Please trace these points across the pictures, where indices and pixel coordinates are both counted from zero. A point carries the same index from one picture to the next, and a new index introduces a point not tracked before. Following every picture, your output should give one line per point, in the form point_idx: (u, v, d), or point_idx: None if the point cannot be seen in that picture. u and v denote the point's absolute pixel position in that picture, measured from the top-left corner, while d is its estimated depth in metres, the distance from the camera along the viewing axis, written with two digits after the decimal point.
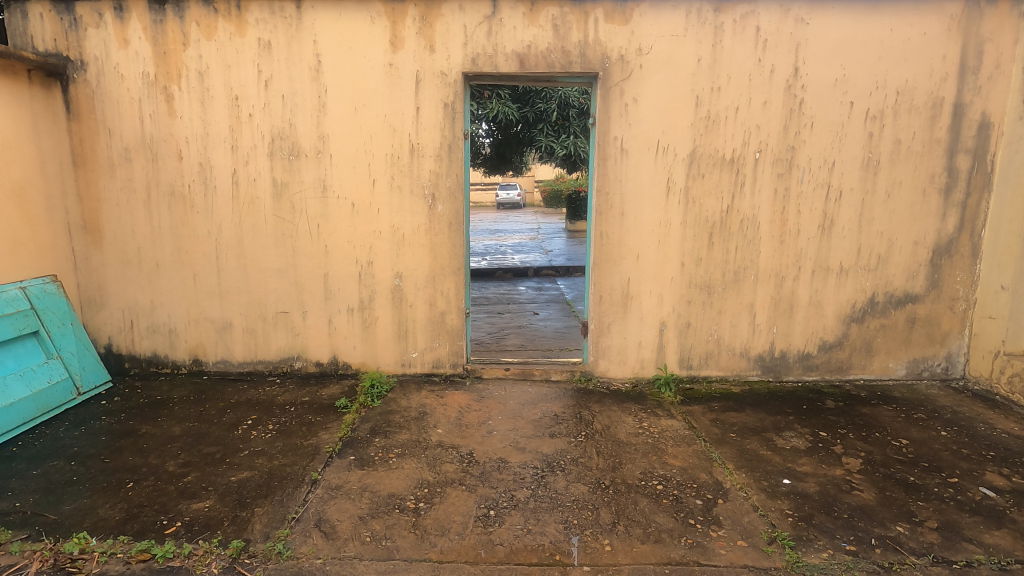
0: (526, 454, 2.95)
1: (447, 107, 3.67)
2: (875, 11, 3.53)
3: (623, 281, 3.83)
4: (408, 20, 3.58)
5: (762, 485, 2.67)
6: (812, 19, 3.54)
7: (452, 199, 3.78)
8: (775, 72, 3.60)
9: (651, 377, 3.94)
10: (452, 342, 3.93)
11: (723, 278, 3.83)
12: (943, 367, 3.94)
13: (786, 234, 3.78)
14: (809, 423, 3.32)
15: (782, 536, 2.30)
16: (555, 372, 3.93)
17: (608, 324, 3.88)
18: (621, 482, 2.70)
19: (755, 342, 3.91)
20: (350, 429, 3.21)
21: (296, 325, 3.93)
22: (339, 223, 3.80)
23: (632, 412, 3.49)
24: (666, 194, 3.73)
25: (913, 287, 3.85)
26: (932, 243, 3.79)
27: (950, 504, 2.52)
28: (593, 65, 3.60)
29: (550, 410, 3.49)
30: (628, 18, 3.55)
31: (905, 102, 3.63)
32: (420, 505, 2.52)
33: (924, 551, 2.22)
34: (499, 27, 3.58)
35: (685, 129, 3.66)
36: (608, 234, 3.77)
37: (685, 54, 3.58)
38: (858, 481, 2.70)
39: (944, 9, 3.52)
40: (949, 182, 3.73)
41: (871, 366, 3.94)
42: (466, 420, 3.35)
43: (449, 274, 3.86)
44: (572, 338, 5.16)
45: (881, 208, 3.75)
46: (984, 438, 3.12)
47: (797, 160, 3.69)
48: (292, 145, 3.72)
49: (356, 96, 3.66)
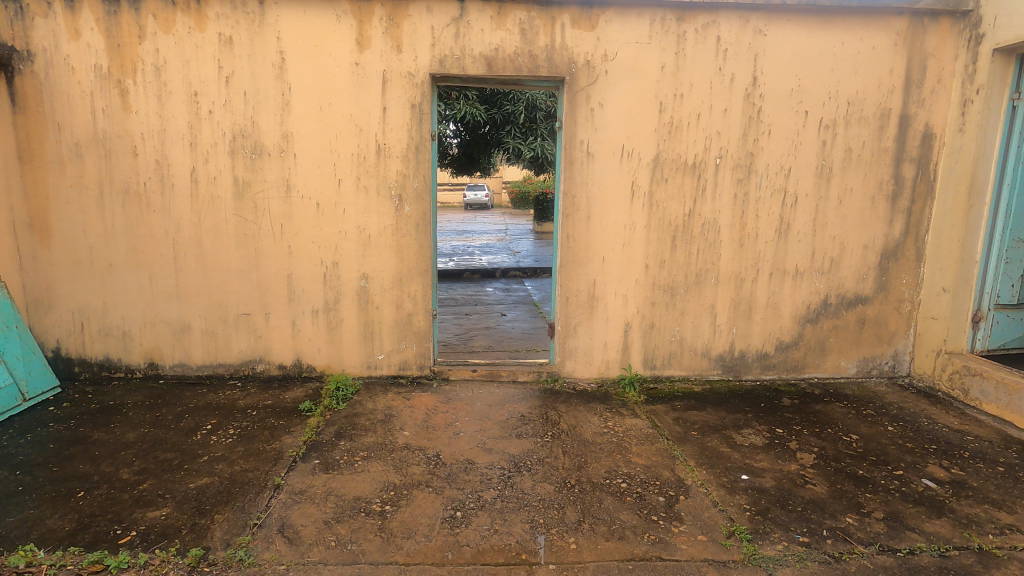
0: (493, 455, 2.97)
1: (414, 108, 3.66)
2: (828, 25, 3.69)
3: (589, 282, 3.89)
4: (374, 19, 3.55)
5: (722, 481, 2.75)
6: (769, 31, 3.67)
7: (419, 200, 3.76)
8: (735, 81, 3.72)
9: (616, 377, 4.01)
10: (420, 343, 3.92)
11: (685, 279, 3.93)
12: (890, 365, 4.13)
13: (745, 238, 3.91)
14: (766, 420, 3.44)
15: (740, 530, 2.38)
16: (522, 373, 3.96)
17: (575, 325, 3.93)
18: (587, 480, 2.74)
19: (716, 343, 4.03)
20: (314, 432, 3.17)
21: (258, 328, 3.84)
22: (304, 224, 3.74)
23: (597, 412, 3.55)
24: (630, 198, 3.81)
25: (863, 289, 4.03)
26: (880, 247, 3.98)
27: (896, 495, 2.66)
28: (559, 69, 3.65)
29: (517, 410, 3.51)
30: (594, 25, 3.61)
31: (855, 112, 3.80)
32: (386, 508, 2.50)
33: (871, 541, 2.33)
34: (467, 29, 3.59)
35: (649, 135, 3.74)
36: (575, 236, 3.82)
37: (649, 61, 3.66)
38: (811, 476, 2.81)
39: (891, 25, 3.71)
40: (895, 189, 3.92)
41: (825, 364, 4.11)
42: (433, 422, 3.34)
43: (417, 275, 3.84)
44: (539, 339, 5.20)
45: (834, 214, 3.92)
46: (927, 432, 3.30)
47: (755, 166, 3.82)
48: (254, 143, 3.64)
49: (322, 95, 3.61)
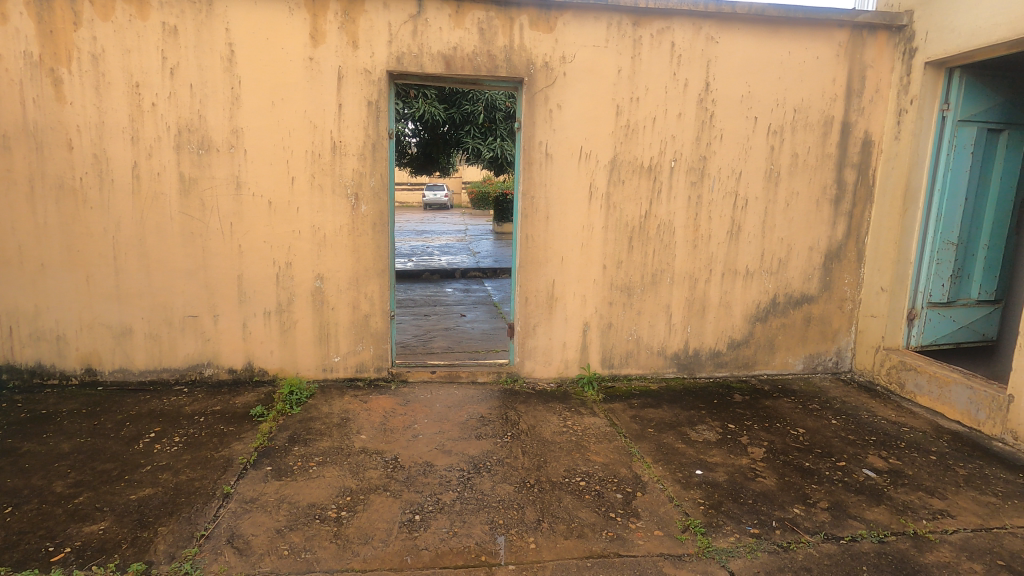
0: (452, 457, 2.94)
1: (371, 106, 3.59)
2: (776, 35, 3.83)
3: (548, 283, 3.91)
4: (329, 14, 3.47)
5: (677, 477, 2.82)
6: (721, 38, 3.78)
7: (376, 199, 3.69)
8: (688, 86, 3.81)
9: (575, 377, 4.05)
10: (377, 345, 3.85)
11: (641, 279, 4.01)
12: (834, 362, 4.33)
13: (699, 239, 4.01)
14: (719, 416, 3.55)
15: (695, 523, 2.44)
16: (481, 374, 3.95)
17: (534, 325, 3.95)
18: (546, 480, 2.75)
19: (671, 341, 4.12)
20: (266, 438, 3.06)
21: (206, 331, 3.69)
22: (255, 223, 3.62)
23: (556, 411, 3.57)
24: (588, 199, 3.85)
25: (809, 288, 4.20)
26: (824, 249, 4.16)
27: (839, 485, 2.78)
28: (518, 70, 3.66)
29: (476, 411, 3.50)
30: (552, 26, 3.64)
31: (801, 119, 3.96)
32: (342, 514, 2.44)
33: (817, 530, 2.43)
34: (424, 27, 3.55)
35: (606, 137, 3.80)
36: (534, 237, 3.84)
37: (606, 65, 3.71)
38: (761, 469, 2.91)
39: (834, 37, 3.89)
40: (838, 193, 4.11)
41: (773, 361, 4.27)
42: (391, 424, 3.28)
43: (374, 276, 3.78)
44: (499, 340, 5.20)
45: (781, 217, 4.07)
46: (867, 425, 3.47)
47: (708, 170, 3.93)
48: (201, 138, 3.50)
49: (274, 90, 3.50)
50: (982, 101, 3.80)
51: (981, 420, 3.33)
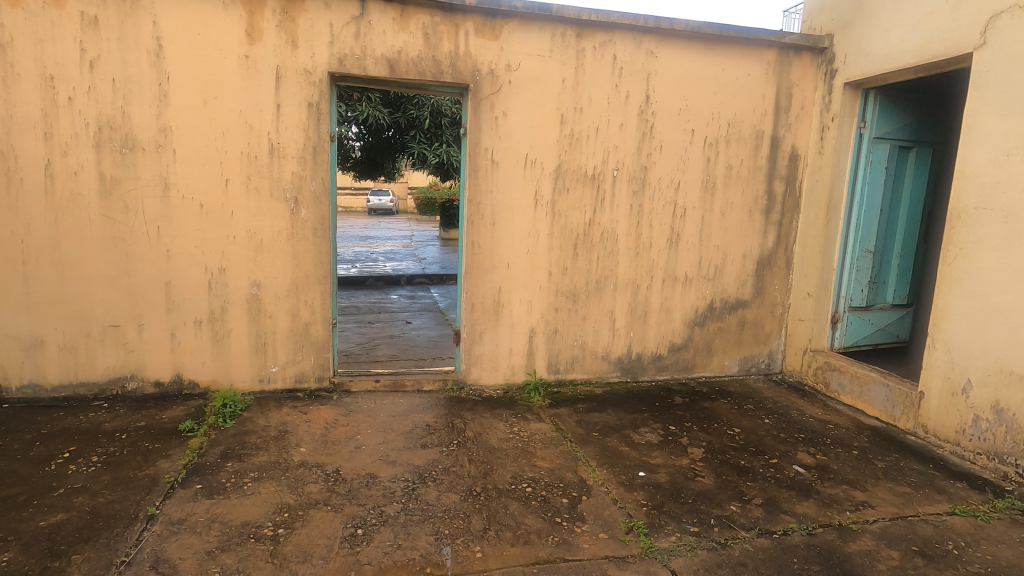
0: (396, 467, 2.88)
1: (311, 107, 3.49)
2: (711, 52, 4.01)
3: (494, 289, 3.91)
4: (267, 11, 3.35)
5: (621, 479, 2.87)
6: (660, 53, 3.92)
7: (317, 203, 3.58)
8: (630, 98, 3.93)
9: (521, 383, 4.06)
10: (318, 354, 3.72)
11: (586, 286, 4.07)
12: (766, 363, 4.55)
13: (640, 247, 4.13)
14: (661, 418, 3.64)
15: (638, 525, 2.49)
16: (427, 383, 3.90)
17: (480, 332, 3.94)
18: (492, 487, 2.74)
19: (615, 346, 4.21)
20: (196, 454, 2.89)
21: (129, 341, 3.46)
22: (185, 227, 3.43)
23: (503, 417, 3.57)
24: (534, 206, 3.88)
25: (743, 294, 4.40)
26: (757, 256, 4.37)
27: (772, 482, 2.91)
28: (463, 76, 3.65)
29: (422, 420, 3.44)
30: (497, 34, 3.66)
31: (734, 133, 4.16)
32: (279, 532, 2.34)
33: (752, 525, 2.53)
34: (368, 29, 3.49)
35: (550, 145, 3.85)
36: (480, 243, 3.83)
37: (551, 74, 3.77)
38: (701, 469, 3.01)
39: (763, 56, 4.11)
40: (769, 203, 4.33)
41: (711, 364, 4.44)
42: (332, 436, 3.18)
43: (314, 282, 3.65)
44: (445, 347, 5.15)
45: (717, 225, 4.25)
46: (797, 423, 3.65)
47: (649, 179, 4.06)
48: (124, 136, 3.29)
49: (206, 88, 3.34)
50: (894, 119, 4.11)
51: (897, 415, 3.58)
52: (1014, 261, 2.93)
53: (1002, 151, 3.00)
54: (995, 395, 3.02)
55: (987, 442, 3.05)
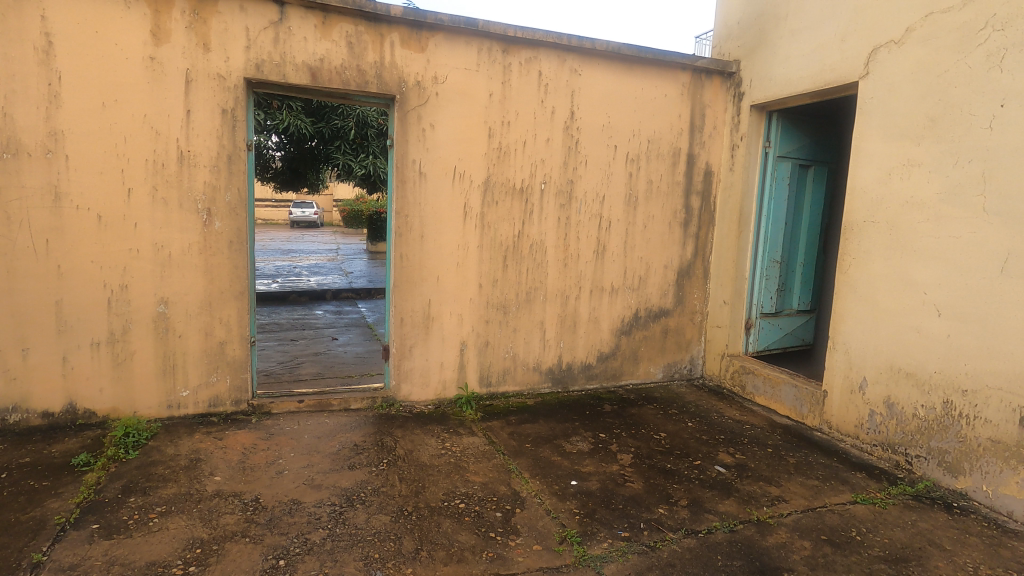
0: (322, 491, 2.74)
1: (225, 114, 3.31)
2: (630, 72, 4.20)
3: (424, 302, 3.85)
4: (175, 11, 3.15)
5: (554, 489, 2.89)
6: (583, 71, 4.05)
7: (232, 215, 3.39)
8: (556, 113, 4.02)
9: (453, 397, 4.01)
10: (234, 375, 3.50)
11: (516, 297, 4.10)
12: (688, 369, 4.76)
13: (568, 258, 4.21)
14: (591, 427, 3.71)
15: (571, 534, 2.51)
16: (355, 401, 3.76)
17: (410, 346, 3.86)
18: (424, 506, 2.67)
19: (546, 357, 4.26)
20: (92, 490, 2.62)
21: (11, 368, 3.09)
22: (79, 240, 3.13)
23: (434, 433, 3.50)
24: (463, 219, 3.88)
25: (665, 303, 4.59)
26: (677, 267, 4.59)
27: (697, 483, 3.03)
28: (389, 87, 3.60)
29: (349, 440, 3.31)
30: (424, 47, 3.64)
31: (654, 149, 4.36)
32: (189, 570, 2.15)
33: (679, 526, 2.62)
34: (287, 35, 3.36)
35: (478, 158, 3.86)
36: (408, 256, 3.77)
37: (478, 88, 3.79)
38: (630, 474, 3.09)
39: (678, 78, 4.35)
40: (686, 217, 4.56)
41: (637, 372, 4.59)
42: (251, 461, 2.98)
43: (230, 298, 3.44)
44: (374, 363, 5.00)
45: (640, 237, 4.42)
46: (717, 425, 3.84)
47: (575, 193, 4.16)
48: (6, 140, 2.96)
49: (105, 90, 3.08)
50: (795, 140, 4.47)
51: (805, 413, 3.85)
52: (898, 269, 3.25)
53: (885, 170, 3.33)
54: (887, 391, 3.31)
55: (881, 434, 3.34)
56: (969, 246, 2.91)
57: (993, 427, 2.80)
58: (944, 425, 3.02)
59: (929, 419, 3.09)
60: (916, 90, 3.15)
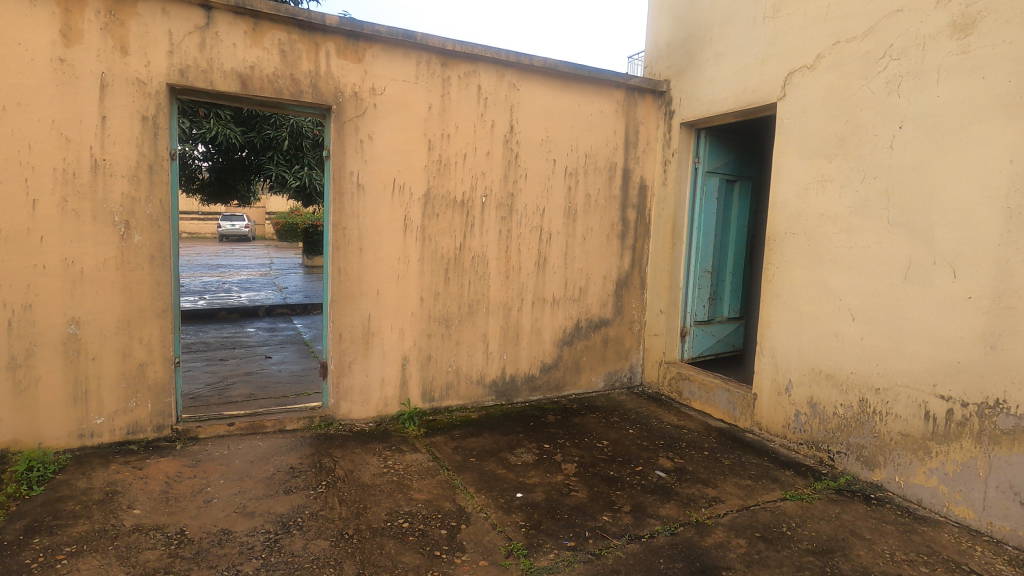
0: (255, 519, 2.59)
1: (146, 121, 3.12)
2: (567, 88, 4.31)
3: (363, 317, 3.75)
4: (88, 12, 2.95)
5: (499, 503, 2.86)
6: (521, 87, 4.12)
7: (153, 228, 3.18)
8: (495, 127, 4.06)
9: (395, 414, 3.92)
10: (156, 399, 3.28)
11: (459, 310, 4.07)
12: (628, 377, 4.88)
13: (510, 270, 4.24)
14: (535, 438, 3.72)
15: (517, 547, 2.49)
16: (290, 422, 3.60)
17: (349, 363, 3.74)
18: (366, 528, 2.58)
19: (489, 370, 4.24)
20: None
21: None
22: None
23: (376, 451, 3.40)
24: (403, 231, 3.82)
25: (605, 313, 4.70)
26: (615, 277, 4.71)
27: (639, 488, 3.10)
28: (325, 97, 3.52)
29: (285, 463, 3.16)
30: (361, 57, 3.59)
31: (591, 164, 4.48)
32: None
33: (622, 533, 2.66)
34: (214, 41, 3.22)
35: (418, 170, 3.83)
36: (346, 269, 3.67)
37: (417, 100, 3.77)
38: (574, 484, 3.11)
39: (612, 95, 4.50)
40: (624, 229, 4.71)
41: (579, 381, 4.65)
42: (175, 491, 2.78)
43: (151, 317, 3.22)
44: (311, 381, 4.82)
45: (580, 249, 4.51)
46: (656, 431, 3.95)
47: (516, 206, 4.20)
48: None
49: (6, 92, 2.83)
50: (722, 156, 4.72)
51: (737, 416, 4.02)
52: (817, 278, 3.48)
53: (802, 186, 3.57)
54: (810, 391, 3.52)
55: (806, 432, 3.55)
56: (876, 255, 3.15)
57: (903, 422, 3.03)
58: (860, 422, 3.24)
59: (847, 416, 3.31)
60: (827, 112, 3.41)
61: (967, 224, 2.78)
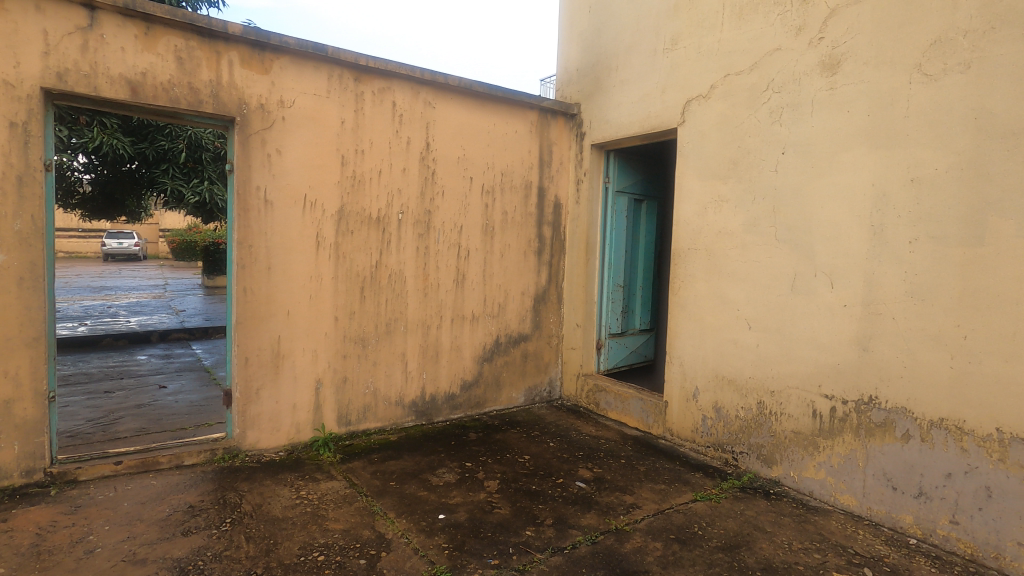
0: (147, 567, 2.34)
1: (14, 128, 2.80)
2: (483, 107, 4.37)
3: (273, 339, 3.55)
4: None
5: (421, 526, 2.79)
6: (437, 104, 4.13)
7: (23, 247, 2.84)
8: (411, 143, 4.03)
9: (308, 441, 3.72)
10: (26, 439, 2.90)
11: (375, 329, 3.96)
12: (547, 391, 4.97)
13: (429, 288, 4.20)
14: (457, 457, 3.67)
15: (440, 570, 2.44)
16: (189, 456, 3.31)
17: (257, 389, 3.52)
18: (276, 565, 2.41)
19: (408, 390, 4.15)
20: None
21: None
22: None
23: (287, 482, 3.20)
24: (315, 249, 3.68)
25: (524, 328, 4.77)
26: (533, 293, 4.80)
27: (560, 500, 3.14)
28: (228, 108, 3.33)
29: (183, 501, 2.89)
30: (267, 68, 3.44)
31: (508, 182, 4.56)
32: None
33: (545, 546, 2.68)
34: (99, 44, 2.96)
35: (331, 186, 3.71)
36: (253, 289, 3.46)
37: (329, 114, 3.67)
38: (497, 501, 3.10)
39: (527, 116, 4.63)
40: (540, 246, 4.82)
41: (500, 397, 4.67)
42: (49, 544, 2.46)
43: (19, 347, 2.85)
44: (212, 411, 4.46)
45: (498, 266, 4.56)
46: (576, 442, 4.04)
47: (433, 223, 4.18)
48: None
49: None
50: (630, 177, 4.97)
51: (650, 423, 4.20)
52: (717, 290, 3.74)
53: (702, 205, 3.85)
54: (714, 397, 3.76)
55: (712, 436, 3.78)
56: (767, 269, 3.45)
57: (795, 421, 3.31)
58: (758, 423, 3.50)
59: (747, 418, 3.57)
60: (721, 138, 3.71)
61: (840, 240, 3.11)
